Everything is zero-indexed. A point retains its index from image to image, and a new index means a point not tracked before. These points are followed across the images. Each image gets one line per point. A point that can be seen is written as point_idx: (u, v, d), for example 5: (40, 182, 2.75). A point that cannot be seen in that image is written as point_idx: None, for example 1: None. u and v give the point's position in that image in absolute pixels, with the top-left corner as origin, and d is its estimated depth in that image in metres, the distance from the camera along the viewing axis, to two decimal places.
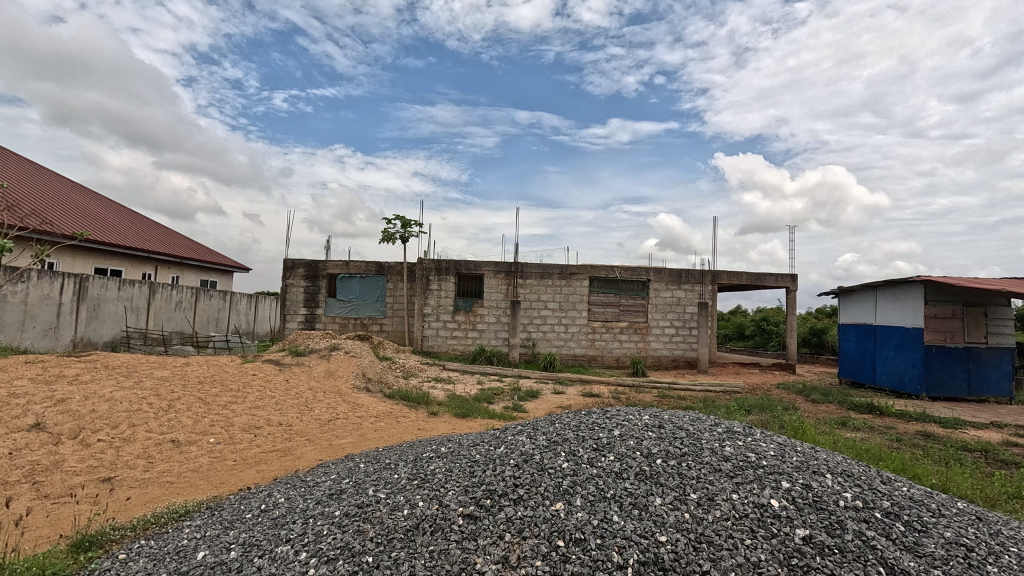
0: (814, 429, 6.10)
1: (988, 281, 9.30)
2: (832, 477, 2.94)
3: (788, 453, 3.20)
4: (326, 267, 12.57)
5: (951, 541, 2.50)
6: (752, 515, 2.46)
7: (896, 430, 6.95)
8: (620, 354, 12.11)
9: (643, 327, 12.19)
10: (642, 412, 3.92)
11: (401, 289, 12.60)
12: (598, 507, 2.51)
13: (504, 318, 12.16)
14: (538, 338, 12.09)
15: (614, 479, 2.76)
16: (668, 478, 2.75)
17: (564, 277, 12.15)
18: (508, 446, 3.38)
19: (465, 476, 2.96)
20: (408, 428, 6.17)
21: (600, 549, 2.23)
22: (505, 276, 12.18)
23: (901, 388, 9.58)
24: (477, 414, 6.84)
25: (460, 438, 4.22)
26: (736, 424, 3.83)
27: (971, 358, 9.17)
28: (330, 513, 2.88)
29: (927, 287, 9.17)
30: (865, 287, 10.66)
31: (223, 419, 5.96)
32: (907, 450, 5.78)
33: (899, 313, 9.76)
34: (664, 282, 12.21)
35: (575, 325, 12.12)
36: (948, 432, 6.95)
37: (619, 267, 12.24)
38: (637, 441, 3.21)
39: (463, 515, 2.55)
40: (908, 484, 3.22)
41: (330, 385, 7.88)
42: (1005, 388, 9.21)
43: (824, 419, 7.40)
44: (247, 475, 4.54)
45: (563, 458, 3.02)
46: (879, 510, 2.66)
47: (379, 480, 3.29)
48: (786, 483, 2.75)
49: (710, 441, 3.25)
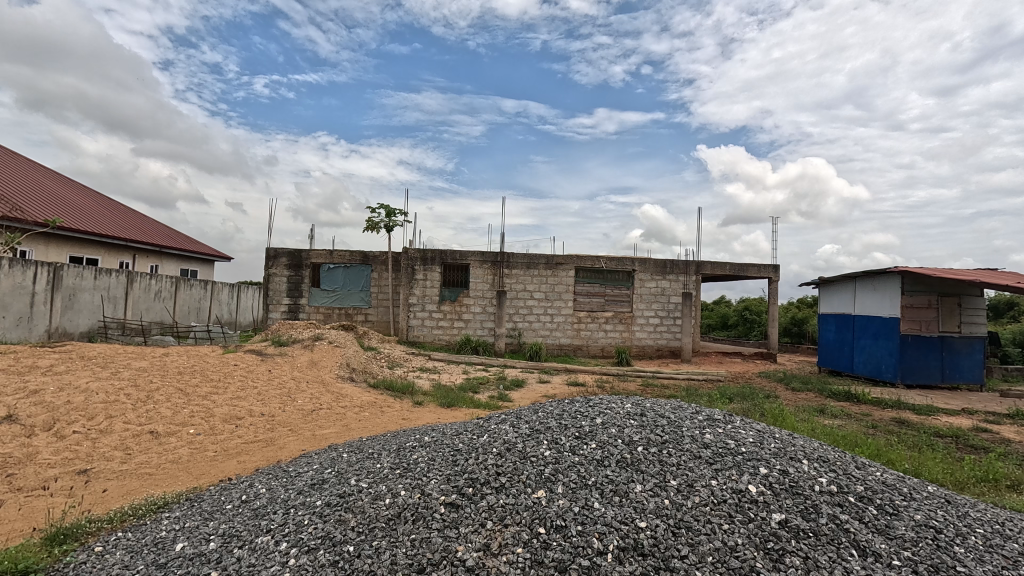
0: (793, 416, 6.21)
1: (962, 272, 9.49)
2: (809, 462, 3.01)
3: (767, 440, 3.27)
4: (309, 257, 12.44)
5: (921, 523, 2.58)
6: (730, 501, 2.50)
7: (872, 416, 7.14)
8: (605, 343, 12.21)
9: (627, 317, 12.29)
10: (625, 400, 3.96)
11: (386, 279, 12.51)
12: (580, 494, 2.53)
13: (490, 308, 12.15)
14: (524, 328, 12.11)
15: (596, 466, 2.78)
16: (649, 465, 2.78)
17: (550, 267, 12.15)
18: (491, 435, 3.38)
19: (447, 465, 2.97)
20: (393, 418, 6.18)
21: (581, 535, 2.25)
22: (491, 265, 12.15)
23: (878, 376, 9.82)
24: (462, 404, 6.87)
25: (444, 426, 4.21)
26: (716, 411, 3.88)
27: (945, 347, 9.41)
28: (311, 503, 2.86)
29: (904, 277, 9.36)
30: (845, 277, 10.86)
31: (203, 409, 5.87)
32: (882, 436, 5.96)
33: (877, 303, 9.97)
34: (649, 272, 12.31)
35: (561, 315, 12.16)
36: (922, 418, 7.17)
37: (605, 257, 12.29)
38: (619, 429, 3.23)
39: (445, 504, 2.55)
40: (881, 469, 3.31)
41: (313, 375, 7.80)
42: (977, 375, 9.48)
43: (802, 407, 7.55)
44: (228, 466, 4.50)
45: (546, 446, 3.03)
46: (853, 495, 2.72)
47: (361, 469, 3.27)
48: (763, 469, 2.81)
49: (690, 428, 3.29)
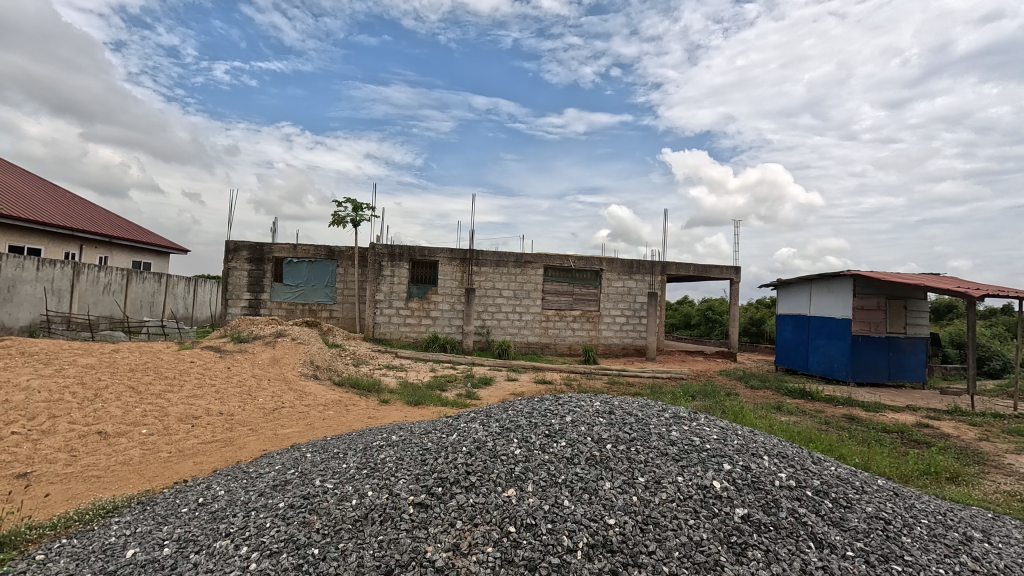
0: (752, 413, 6.43)
1: (908, 276, 10.03)
2: (769, 458, 3.11)
3: (730, 437, 3.35)
4: (271, 250, 12.06)
5: (872, 515, 2.71)
6: (695, 497, 2.55)
7: (825, 413, 7.45)
8: (572, 342, 12.33)
9: (594, 316, 12.44)
10: (593, 398, 4.00)
11: (352, 275, 12.27)
12: (550, 492, 2.54)
13: (458, 306, 12.06)
14: (492, 325, 12.10)
15: (565, 464, 2.80)
16: (617, 463, 2.81)
17: (520, 265, 12.17)
18: (460, 434, 3.34)
19: (416, 465, 2.92)
20: (358, 417, 6.06)
21: (551, 533, 2.25)
22: (460, 263, 12.08)
23: (831, 374, 10.27)
24: (430, 402, 6.82)
25: (412, 425, 4.16)
26: (681, 409, 3.97)
27: (892, 347, 9.92)
28: (273, 505, 2.77)
29: (855, 280, 9.83)
30: (801, 280, 11.32)
31: (157, 409, 5.61)
32: (834, 431, 6.22)
33: (830, 304, 10.42)
34: (616, 272, 12.49)
35: (529, 313, 12.21)
36: (871, 415, 7.54)
37: (574, 256, 12.39)
38: (589, 427, 3.26)
39: (414, 504, 2.51)
40: (835, 464, 3.45)
41: (275, 373, 7.56)
42: (920, 374, 10.04)
43: (762, 404, 7.82)
44: (184, 467, 4.31)
45: (516, 445, 3.03)
46: (810, 489, 2.83)
47: (326, 470, 3.19)
48: (727, 465, 2.88)
49: (657, 426, 3.35)
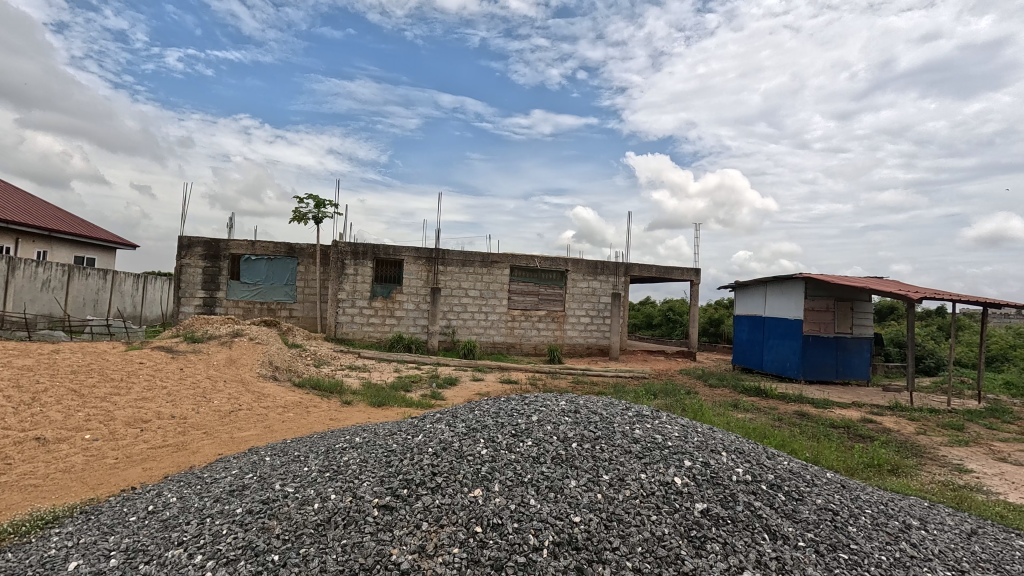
0: (710, 411, 6.64)
1: (855, 279, 10.57)
2: (727, 454, 3.22)
3: (690, 434, 3.46)
4: (228, 247, 11.62)
5: (821, 506, 2.85)
6: (658, 493, 2.62)
7: (778, 410, 7.77)
8: (537, 341, 12.41)
9: (560, 316, 12.56)
10: (559, 397, 4.03)
11: (314, 273, 11.97)
12: (516, 492, 2.55)
13: (423, 305, 11.93)
14: (457, 325, 12.04)
15: (532, 464, 2.81)
16: (582, 461, 2.85)
17: (486, 265, 12.15)
18: (426, 434, 3.31)
19: (380, 467, 2.87)
20: (319, 419, 5.92)
21: (517, 532, 2.27)
22: (426, 262, 11.96)
23: (783, 373, 10.72)
24: (394, 402, 6.72)
25: (377, 426, 4.10)
26: (644, 407, 4.05)
27: (840, 346, 10.44)
28: (230, 511, 2.67)
29: (807, 283, 10.29)
30: (757, 282, 11.75)
31: (103, 412, 5.32)
32: (786, 427, 6.51)
33: (784, 305, 10.87)
34: (581, 273, 12.65)
35: (495, 313, 12.21)
36: (820, 411, 7.92)
37: (540, 256, 12.47)
38: (554, 426, 3.29)
39: (378, 507, 2.47)
40: (788, 459, 3.60)
41: (232, 374, 7.29)
42: (865, 372, 10.60)
43: (719, 402, 8.09)
44: (132, 474, 4.11)
45: (482, 445, 3.02)
46: (765, 483, 2.95)
47: (287, 473, 3.10)
48: (687, 461, 2.97)
49: (621, 424, 3.41)
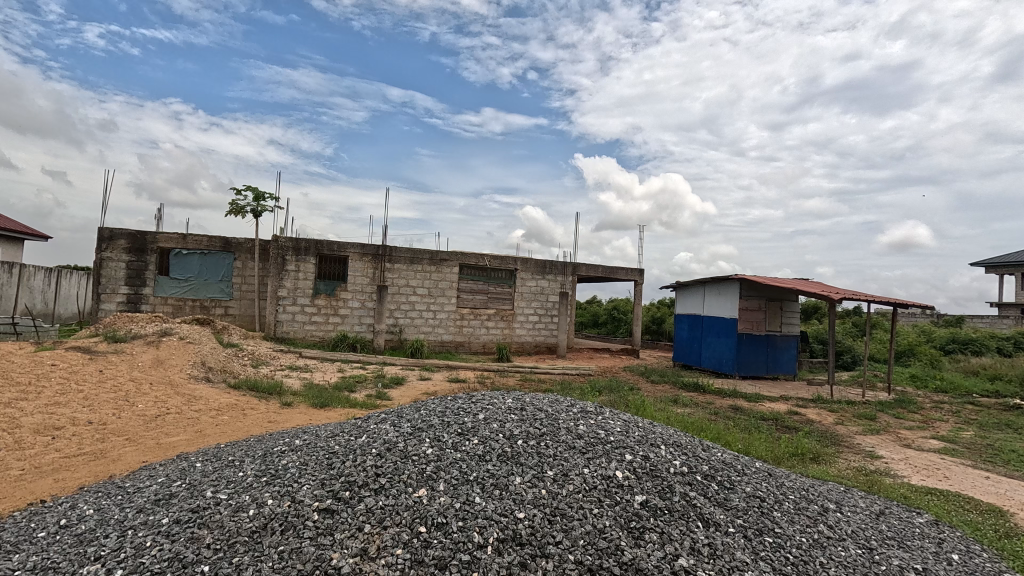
0: (652, 406, 6.90)
1: (784, 280, 11.27)
2: (666, 447, 3.35)
3: (631, 428, 3.57)
4: (155, 240, 10.88)
5: (751, 494, 3.03)
6: (600, 487, 2.69)
7: (714, 404, 8.18)
8: (486, 340, 12.41)
9: (508, 314, 12.63)
10: (506, 395, 4.06)
11: (252, 269, 11.41)
12: (461, 490, 2.54)
13: (369, 303, 11.65)
14: (405, 324, 11.84)
15: (477, 462, 2.82)
16: (527, 458, 2.89)
17: (434, 263, 12.02)
18: (369, 435, 3.24)
19: (321, 469, 2.79)
20: (256, 421, 5.65)
21: (462, 531, 2.26)
22: (372, 259, 11.68)
23: (719, 369, 11.29)
24: (337, 403, 6.53)
25: (318, 428, 3.97)
26: (588, 404, 4.15)
27: (770, 343, 11.11)
28: (155, 521, 2.51)
29: (741, 283, 10.88)
30: (696, 282, 12.30)
31: (7, 420, 4.84)
32: (721, 421, 6.87)
33: (720, 305, 11.44)
34: (530, 272, 12.77)
35: (443, 311, 12.10)
36: (752, 405, 8.40)
37: (489, 255, 12.48)
38: (500, 424, 3.31)
39: (318, 510, 2.39)
40: (721, 450, 3.80)
41: (159, 376, 6.83)
42: (792, 367, 11.35)
43: (660, 397, 8.42)
44: (42, 486, 3.77)
45: (428, 444, 2.99)
46: (700, 474, 3.11)
47: (219, 479, 2.94)
48: (628, 455, 3.07)
49: (566, 421, 3.48)
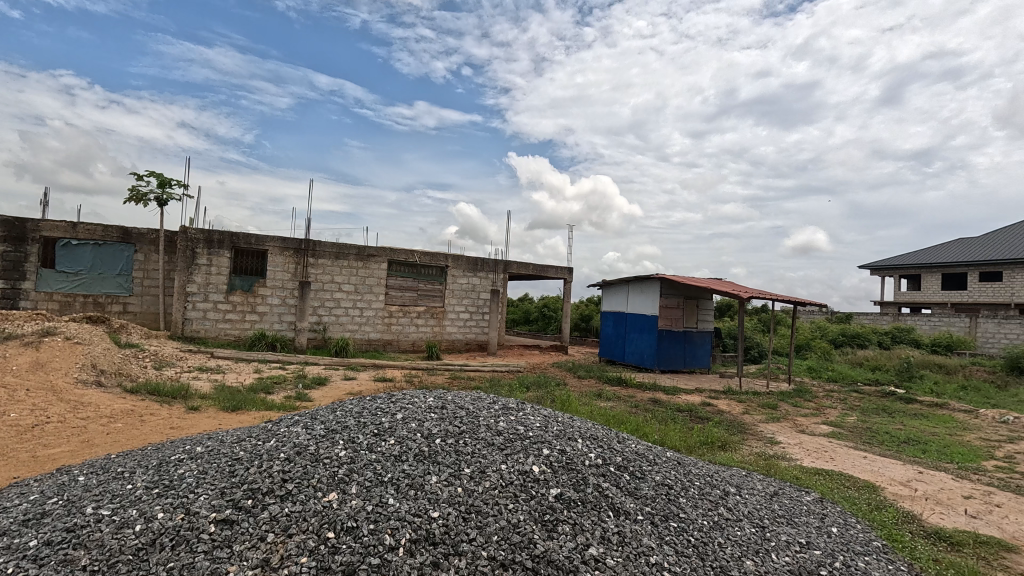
0: (577, 401, 7.11)
1: (700, 280, 12.02)
2: (582, 441, 3.47)
3: (551, 423, 3.66)
4: (38, 229, 9.70)
5: (660, 482, 3.20)
6: (516, 482, 2.73)
7: (635, 398, 8.57)
8: (415, 338, 12.20)
9: (439, 312, 12.50)
10: (427, 394, 4.01)
11: (156, 262, 10.48)
12: (374, 493, 2.48)
13: (290, 300, 11.07)
14: (329, 322, 11.38)
15: (393, 462, 2.76)
16: (445, 456, 2.87)
17: (361, 259, 11.63)
18: (278, 439, 3.08)
19: (222, 478, 2.61)
20: (156, 428, 5.20)
21: (373, 534, 2.21)
22: (294, 253, 11.11)
23: (641, 363, 11.83)
24: (251, 406, 6.15)
25: (224, 433, 3.72)
26: (510, 400, 4.20)
27: (687, 339, 11.80)
28: (20, 545, 2.23)
29: (661, 282, 11.47)
30: (621, 280, 12.80)
31: None
32: (641, 413, 7.22)
33: (642, 302, 11.99)
34: (460, 269, 12.71)
35: (371, 309, 11.75)
36: (670, 397, 8.89)
37: (419, 251, 12.27)
38: (419, 423, 3.26)
39: (216, 522, 2.24)
40: (635, 441, 3.99)
41: (40, 381, 6.09)
42: (706, 361, 12.13)
43: (586, 392, 8.68)
44: None
45: (341, 447, 2.89)
46: (613, 465, 3.24)
47: (103, 494, 2.67)
48: (546, 450, 3.14)
49: (487, 418, 3.50)
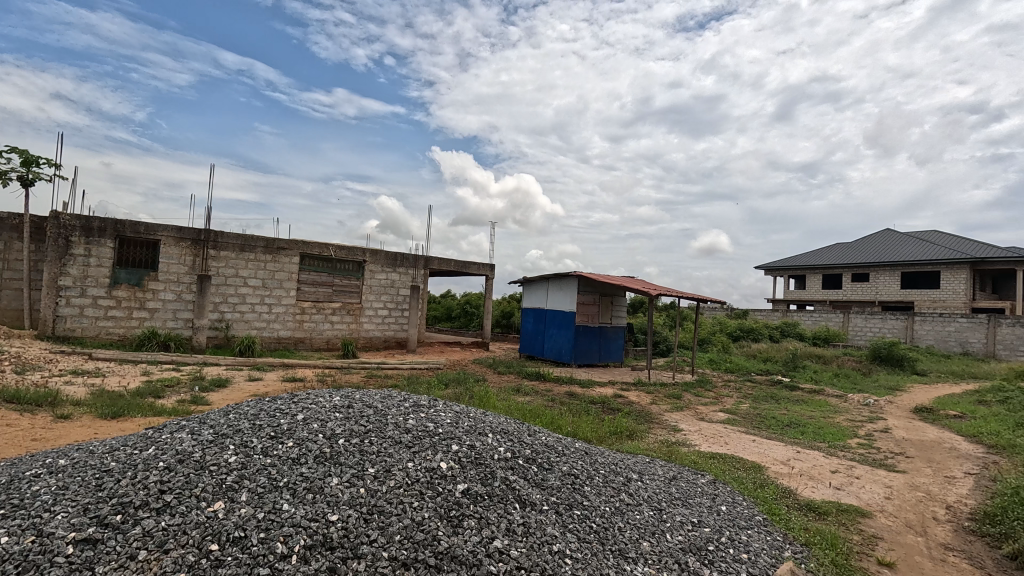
0: (495, 396, 7.18)
1: (614, 277, 12.56)
2: (493, 435, 3.49)
3: (462, 419, 3.65)
4: None
5: (566, 473, 3.31)
6: (422, 480, 2.70)
7: (552, 392, 8.80)
8: (330, 336, 11.68)
9: (355, 308, 12.04)
10: (333, 393, 3.84)
11: (19, 252, 9.17)
12: (267, 499, 2.34)
13: (187, 295, 10.13)
14: (233, 319, 10.57)
15: (290, 466, 2.62)
16: (348, 457, 2.77)
17: (270, 252, 10.92)
18: (159, 447, 2.81)
19: (86, 493, 2.33)
20: (14, 440, 4.55)
21: (263, 543, 2.08)
22: (192, 245, 10.19)
23: (559, 358, 12.16)
24: (136, 412, 5.57)
25: (96, 442, 3.33)
26: (422, 397, 4.14)
27: (602, 334, 12.30)
28: None
29: (579, 279, 11.85)
30: (541, 277, 13.06)
31: None
32: (557, 406, 7.43)
33: (561, 299, 12.32)
34: (379, 264, 12.33)
35: (281, 305, 11.07)
36: (584, 390, 9.23)
37: (335, 245, 11.73)
38: (321, 424, 3.12)
39: (76, 542, 2.00)
40: (546, 434, 4.09)
41: None
42: (619, 354, 12.73)
43: (504, 387, 8.79)
44: None
45: (232, 452, 2.69)
46: (522, 458, 3.30)
47: None
48: (455, 446, 3.13)
49: (395, 416, 3.43)
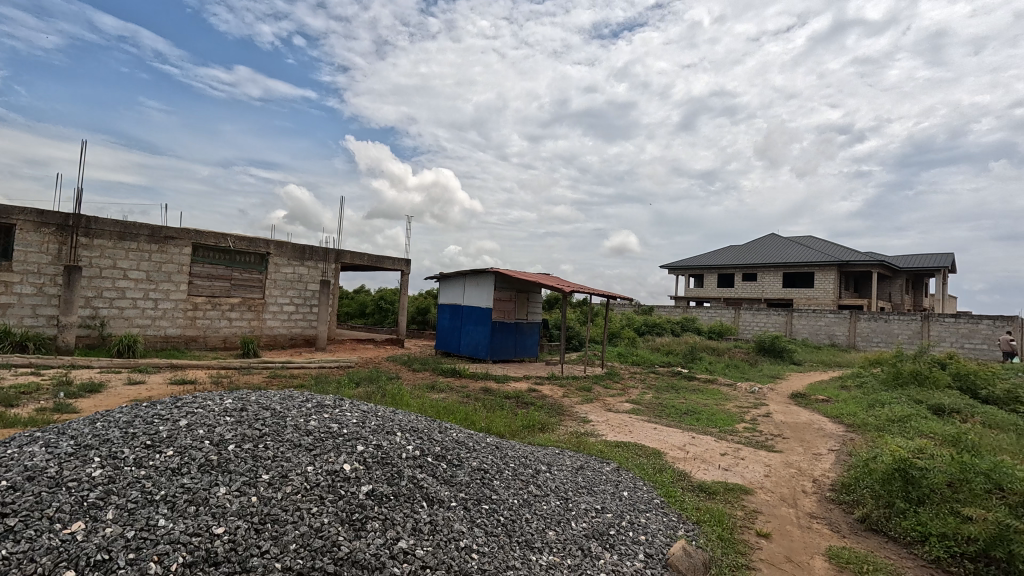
0: (408, 394, 7.02)
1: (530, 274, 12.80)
2: (401, 434, 3.41)
3: (369, 419, 3.52)
4: None
5: (476, 468, 3.31)
6: (323, 483, 2.56)
7: (468, 388, 8.78)
8: (228, 334, 10.78)
9: (257, 304, 11.22)
10: (225, 396, 3.54)
11: None
12: (139, 516, 2.10)
13: (51, 289, 8.85)
14: (109, 316, 9.39)
15: (169, 478, 2.37)
16: (238, 464, 2.56)
17: (156, 241, 9.84)
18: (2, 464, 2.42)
19: None
20: None
21: (132, 565, 1.87)
22: (57, 231, 8.91)
23: (475, 354, 12.17)
24: None
25: None
26: (326, 397, 3.93)
27: (518, 330, 12.49)
28: None
29: (496, 276, 11.92)
30: (457, 274, 12.97)
31: None
32: (472, 402, 7.43)
33: (477, 295, 12.33)
34: (285, 257, 11.58)
35: (169, 300, 10.02)
36: (500, 386, 9.31)
37: (234, 235, 10.83)
38: (208, 429, 2.86)
39: None
40: (458, 430, 4.07)
41: None
42: (534, 350, 13.00)
43: (419, 385, 8.62)
44: None
45: (97, 466, 2.39)
46: (431, 455, 3.25)
47: None
48: (360, 446, 3.01)
49: (295, 417, 3.22)
